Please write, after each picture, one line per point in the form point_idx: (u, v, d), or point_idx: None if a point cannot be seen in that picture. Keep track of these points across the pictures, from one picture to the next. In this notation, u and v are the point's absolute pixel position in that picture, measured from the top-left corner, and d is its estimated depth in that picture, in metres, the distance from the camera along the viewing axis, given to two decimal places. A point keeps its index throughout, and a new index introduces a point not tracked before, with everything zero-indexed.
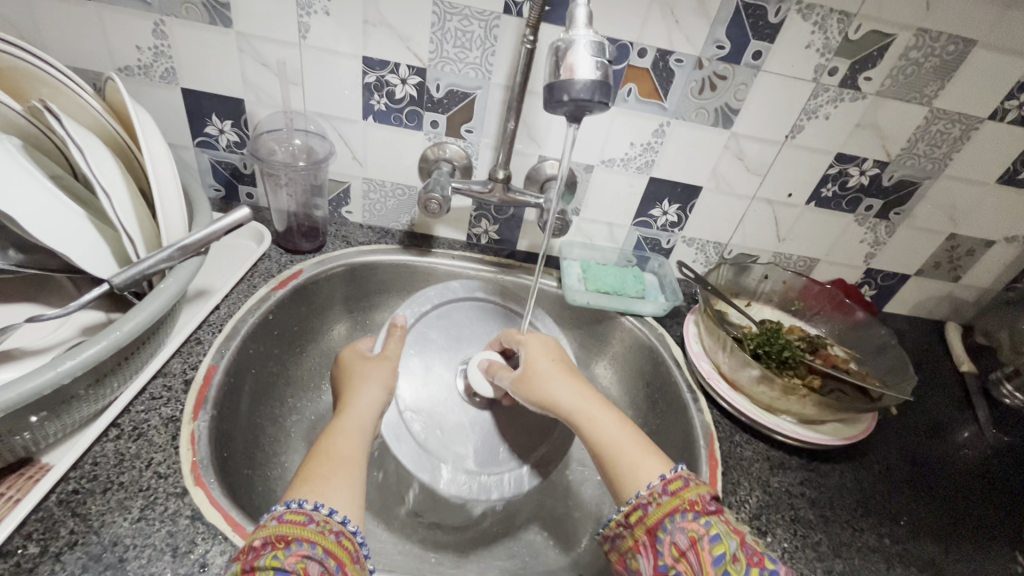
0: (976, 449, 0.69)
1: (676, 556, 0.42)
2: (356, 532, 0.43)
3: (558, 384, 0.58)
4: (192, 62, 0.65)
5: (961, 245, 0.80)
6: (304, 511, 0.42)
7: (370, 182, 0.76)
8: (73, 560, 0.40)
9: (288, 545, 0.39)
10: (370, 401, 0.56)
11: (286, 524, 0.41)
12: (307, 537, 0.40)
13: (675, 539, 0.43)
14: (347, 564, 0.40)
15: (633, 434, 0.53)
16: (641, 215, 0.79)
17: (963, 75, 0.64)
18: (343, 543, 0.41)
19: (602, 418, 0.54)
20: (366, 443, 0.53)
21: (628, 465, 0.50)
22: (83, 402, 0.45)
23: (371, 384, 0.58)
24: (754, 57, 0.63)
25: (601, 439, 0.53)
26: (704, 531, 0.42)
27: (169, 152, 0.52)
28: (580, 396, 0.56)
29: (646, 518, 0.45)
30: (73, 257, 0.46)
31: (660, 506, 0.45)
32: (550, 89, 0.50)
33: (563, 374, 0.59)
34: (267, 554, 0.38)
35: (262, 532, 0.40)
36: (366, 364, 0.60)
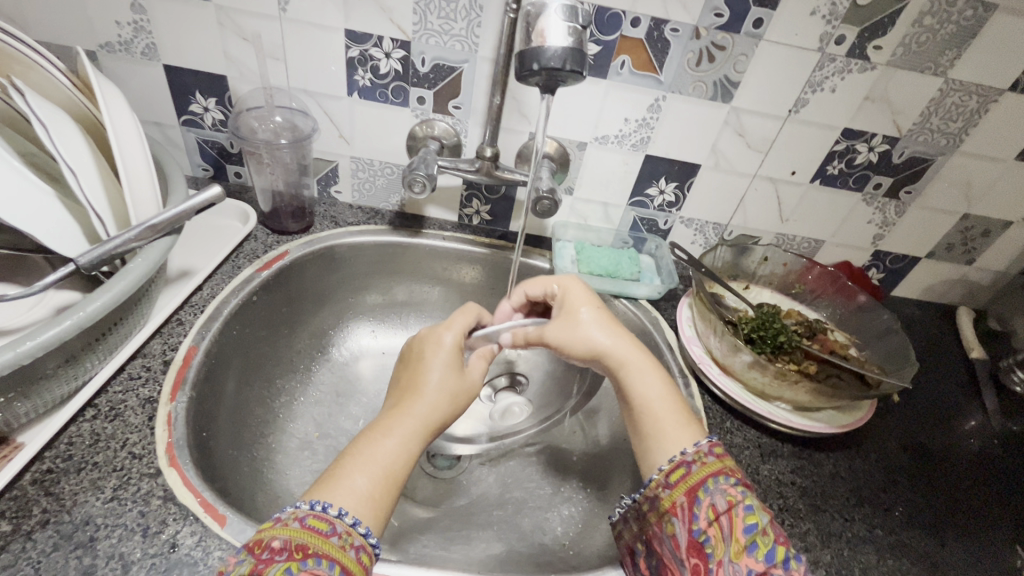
0: (982, 440, 0.66)
1: (711, 519, 0.41)
2: (376, 545, 0.39)
3: (603, 321, 0.55)
4: (170, 37, 0.63)
5: (975, 227, 0.76)
6: (329, 518, 0.38)
7: (358, 161, 0.75)
8: (45, 539, 0.40)
9: (305, 560, 0.35)
10: (422, 416, 0.47)
11: (308, 530, 0.37)
12: (326, 553, 0.36)
13: (713, 501, 0.42)
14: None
15: (674, 397, 0.51)
16: (638, 194, 0.76)
17: (982, 41, 0.59)
18: (361, 559, 0.38)
19: (648, 370, 0.52)
20: (410, 460, 0.45)
21: (673, 426, 0.49)
22: (54, 382, 0.45)
23: (406, 433, 0.45)
24: (754, 25, 0.60)
25: (644, 395, 0.51)
26: (741, 498, 0.42)
27: (137, 127, 0.51)
28: (626, 345, 0.53)
29: (688, 476, 0.44)
30: (39, 234, 0.45)
31: (705, 466, 0.44)
32: (522, 57, 0.47)
33: (606, 324, 0.55)
34: (281, 563, 0.35)
35: (282, 533, 0.37)
36: (428, 364, 0.51)
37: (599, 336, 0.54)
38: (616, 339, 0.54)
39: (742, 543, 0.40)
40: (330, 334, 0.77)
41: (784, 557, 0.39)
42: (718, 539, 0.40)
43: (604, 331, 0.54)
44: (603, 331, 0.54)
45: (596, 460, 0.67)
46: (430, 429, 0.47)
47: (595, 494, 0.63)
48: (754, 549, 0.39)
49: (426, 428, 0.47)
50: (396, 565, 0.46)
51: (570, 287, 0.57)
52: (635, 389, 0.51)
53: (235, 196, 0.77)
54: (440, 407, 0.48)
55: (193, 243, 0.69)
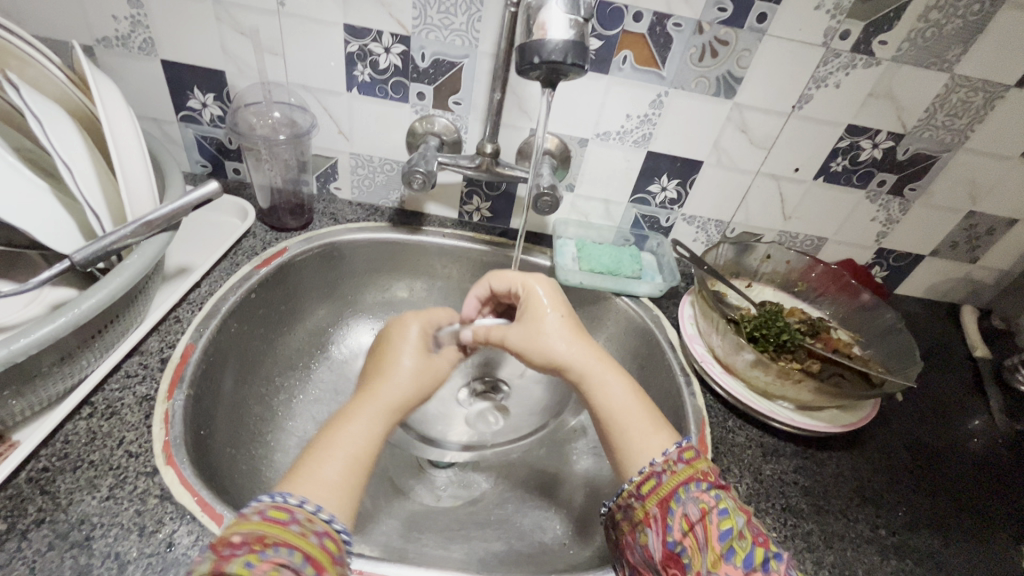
0: (986, 440, 0.65)
1: (685, 530, 0.41)
2: (340, 531, 0.38)
3: (564, 327, 0.52)
4: (168, 32, 0.63)
5: (980, 224, 0.76)
6: (288, 507, 0.37)
7: (357, 158, 0.74)
8: (40, 538, 0.39)
9: (264, 550, 0.34)
10: (392, 400, 0.47)
11: (268, 522, 0.36)
12: (286, 540, 0.35)
13: (686, 511, 0.41)
14: (327, 569, 0.35)
15: (641, 403, 0.49)
16: (639, 191, 0.75)
17: (989, 36, 0.58)
18: (326, 545, 0.37)
19: (610, 380, 0.50)
20: (379, 442, 0.45)
21: (643, 436, 0.47)
22: (50, 380, 0.45)
23: (363, 425, 0.45)
24: (758, 20, 0.59)
25: (607, 403, 0.49)
26: (714, 504, 0.41)
27: (133, 122, 0.50)
28: (587, 352, 0.51)
29: (659, 488, 0.43)
30: (35, 232, 0.45)
31: (676, 474, 0.43)
32: (523, 50, 0.46)
33: (568, 330, 0.52)
34: (239, 558, 0.33)
35: (238, 529, 0.35)
36: (397, 352, 0.52)
37: (559, 342, 0.51)
38: (578, 345, 0.51)
39: (719, 551, 0.39)
40: (330, 331, 0.76)
41: (761, 560, 0.39)
42: (694, 549, 0.40)
43: (566, 338, 0.52)
44: (564, 339, 0.51)
45: (597, 459, 0.66)
46: (401, 411, 0.48)
47: (596, 493, 0.62)
48: (730, 556, 0.39)
49: (397, 410, 0.48)
50: (396, 564, 0.45)
51: (534, 288, 0.56)
52: (599, 399, 0.49)
53: (233, 192, 0.77)
54: (411, 391, 0.49)
55: (191, 240, 0.68)
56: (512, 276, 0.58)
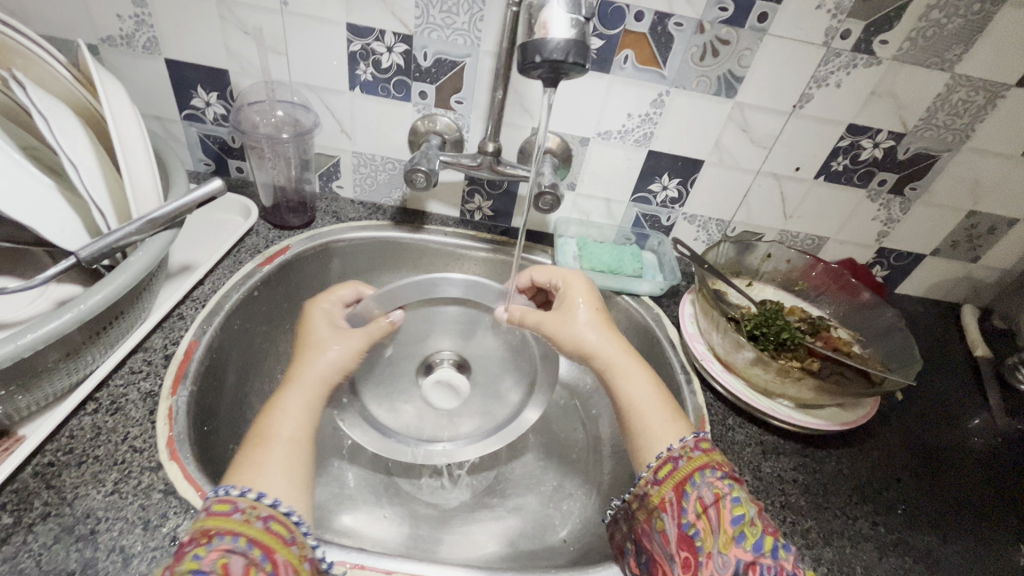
0: (986, 438, 0.65)
1: (699, 513, 0.41)
2: (291, 513, 0.39)
3: (595, 319, 0.55)
4: (172, 31, 0.63)
5: (981, 223, 0.76)
6: (230, 498, 0.37)
7: (360, 157, 0.74)
8: (46, 531, 0.40)
9: (209, 541, 0.34)
10: (319, 375, 0.48)
11: (212, 517, 0.36)
12: (229, 529, 0.35)
13: (700, 494, 0.42)
14: (277, 551, 0.36)
15: (662, 395, 0.51)
16: (640, 190, 0.75)
17: (990, 36, 0.59)
18: (273, 528, 0.37)
19: (636, 370, 0.52)
20: (314, 419, 0.46)
21: (661, 426, 0.48)
22: (56, 375, 0.45)
23: (286, 411, 0.45)
24: (759, 19, 0.59)
25: (630, 391, 0.50)
26: (729, 490, 0.41)
27: (138, 120, 0.51)
28: (614, 344, 0.53)
29: (675, 472, 0.44)
30: (42, 229, 0.45)
31: (692, 460, 0.44)
32: (524, 50, 0.47)
33: (597, 322, 0.55)
34: (187, 554, 0.34)
35: (190, 528, 0.36)
36: (319, 335, 0.51)
37: (590, 331, 0.54)
38: (608, 337, 0.54)
39: (731, 534, 0.39)
40: None
41: (772, 548, 0.39)
42: (707, 531, 0.40)
43: (596, 328, 0.54)
44: (594, 331, 0.54)
45: (598, 457, 0.66)
46: (330, 386, 0.49)
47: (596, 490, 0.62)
48: (742, 539, 0.39)
49: (324, 386, 0.48)
50: (397, 560, 0.45)
51: (572, 284, 0.59)
52: (622, 388, 0.51)
53: (236, 191, 0.77)
54: (335, 369, 0.49)
55: (194, 237, 0.69)
56: (552, 270, 0.61)
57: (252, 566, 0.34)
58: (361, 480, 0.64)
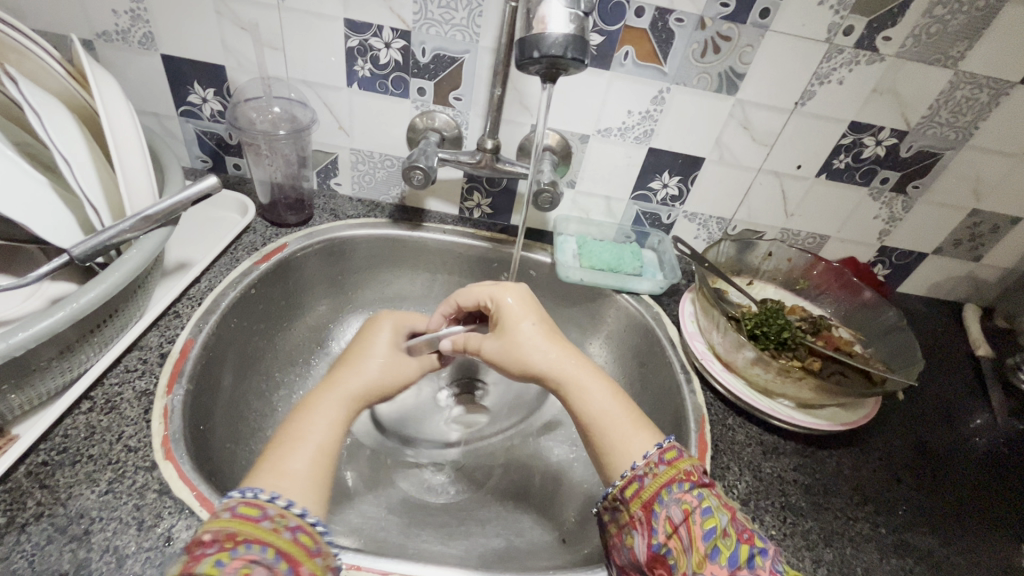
0: (988, 439, 0.65)
1: (669, 532, 0.41)
2: (317, 523, 0.38)
3: (539, 334, 0.52)
4: (168, 27, 0.63)
5: (984, 222, 0.75)
6: (258, 504, 0.37)
7: (358, 153, 0.74)
8: (39, 531, 0.40)
9: (235, 548, 0.34)
10: (358, 389, 0.49)
11: (237, 519, 0.36)
12: (257, 537, 0.35)
13: (669, 513, 0.41)
14: (302, 564, 0.36)
15: (624, 405, 0.49)
16: (640, 188, 0.75)
17: (996, 32, 0.58)
18: (300, 540, 0.37)
19: (591, 385, 0.50)
20: (345, 428, 0.47)
21: (630, 438, 0.47)
22: (49, 373, 0.45)
23: (321, 414, 0.46)
24: (761, 15, 0.58)
25: (589, 408, 0.49)
26: (697, 504, 0.41)
27: (132, 116, 0.50)
28: (565, 360, 0.51)
29: (642, 492, 0.43)
30: (36, 227, 0.45)
31: (657, 477, 0.43)
32: (523, 45, 0.46)
33: (544, 338, 0.52)
34: (210, 557, 0.33)
35: (213, 525, 0.35)
36: (368, 349, 0.53)
37: (536, 351, 0.51)
38: (555, 351, 0.52)
39: (703, 552, 0.40)
40: (330, 328, 0.76)
41: (748, 558, 0.40)
42: (680, 550, 0.40)
43: (543, 347, 0.52)
44: (542, 347, 0.52)
45: None
46: (364, 403, 0.50)
47: (595, 490, 0.62)
48: (714, 555, 0.39)
49: (361, 401, 0.49)
50: (394, 560, 0.45)
51: (504, 301, 0.55)
52: (580, 406, 0.49)
53: (234, 188, 0.76)
54: (377, 385, 0.51)
55: (191, 234, 0.68)
56: (479, 290, 0.57)
57: None
58: (359, 479, 0.64)
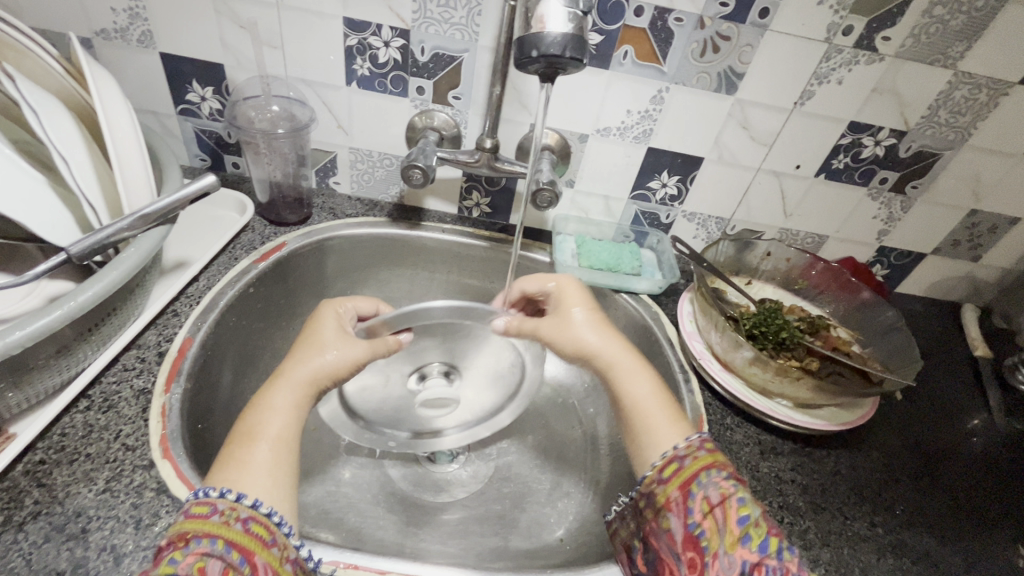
0: (985, 439, 0.65)
1: (704, 513, 0.41)
2: (272, 513, 0.38)
3: (592, 320, 0.54)
4: (167, 25, 0.63)
5: (982, 222, 0.75)
6: (209, 500, 0.37)
7: (356, 152, 0.74)
8: (36, 530, 0.40)
9: (187, 545, 0.34)
10: (306, 377, 0.46)
11: (190, 519, 0.36)
12: (207, 532, 0.35)
13: (706, 494, 0.41)
14: (256, 554, 0.35)
15: (665, 396, 0.50)
16: (639, 188, 0.75)
17: (994, 32, 0.58)
18: (253, 530, 0.36)
19: (638, 372, 0.51)
20: (302, 419, 0.45)
21: (660, 427, 0.47)
22: (47, 372, 0.45)
23: (278, 410, 0.44)
24: (760, 15, 0.58)
25: (635, 394, 0.50)
26: (733, 490, 0.41)
27: (130, 114, 0.50)
28: (615, 346, 0.52)
29: (681, 472, 0.44)
30: (34, 226, 0.45)
31: (697, 460, 0.44)
32: (522, 44, 0.46)
33: (597, 324, 0.54)
34: (164, 557, 0.33)
35: (166, 530, 0.35)
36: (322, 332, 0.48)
37: (589, 334, 0.53)
38: (607, 336, 0.53)
39: (735, 535, 0.39)
40: None
41: (777, 548, 0.38)
42: (713, 532, 0.39)
43: (595, 331, 0.53)
44: (594, 331, 0.53)
45: (594, 455, 0.66)
46: (316, 389, 0.47)
47: (593, 489, 0.62)
48: (747, 540, 0.38)
49: (312, 388, 0.46)
50: (391, 559, 0.45)
51: (567, 288, 0.57)
52: (625, 389, 0.50)
53: (232, 187, 0.76)
54: (329, 374, 0.47)
55: (189, 233, 0.68)
56: (544, 278, 0.59)
57: (230, 570, 0.34)
58: (357, 478, 0.64)
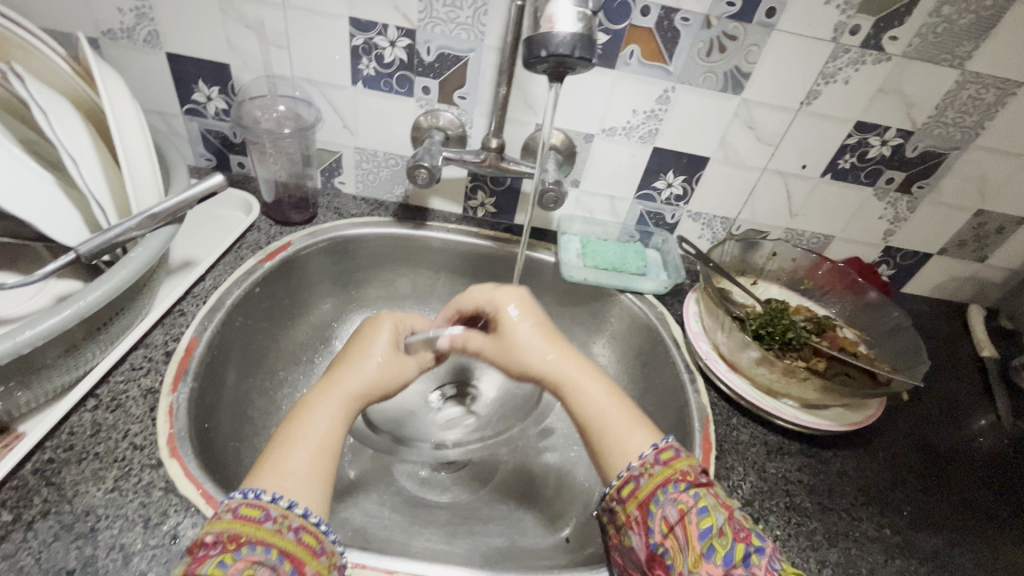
0: (992, 440, 0.65)
1: (665, 532, 0.41)
2: (320, 522, 0.38)
3: (536, 334, 0.52)
4: (173, 25, 0.63)
5: (989, 223, 0.75)
6: (261, 504, 0.37)
7: (362, 152, 0.74)
8: (45, 529, 0.40)
9: (239, 550, 0.34)
10: (355, 388, 0.47)
11: (240, 520, 0.36)
12: (260, 539, 0.35)
13: (664, 513, 0.41)
14: (306, 564, 0.36)
15: (623, 404, 0.49)
16: (644, 188, 0.75)
17: (1003, 31, 0.58)
18: (303, 540, 0.37)
19: (590, 385, 0.49)
20: (345, 426, 0.45)
21: (622, 440, 0.46)
22: (55, 370, 0.45)
23: (324, 414, 0.44)
24: (767, 14, 0.58)
25: (587, 408, 0.49)
26: (693, 504, 0.41)
27: (138, 113, 0.50)
28: (561, 360, 0.51)
29: (637, 491, 0.43)
30: (42, 225, 0.45)
31: (652, 478, 0.43)
32: (530, 43, 0.46)
33: (542, 339, 0.52)
34: (214, 559, 0.34)
35: (216, 527, 0.36)
36: (370, 344, 0.51)
37: (531, 350, 0.51)
38: (555, 352, 0.51)
39: (699, 551, 0.39)
40: (333, 326, 0.76)
41: (742, 555, 0.39)
42: (676, 550, 0.40)
43: (539, 346, 0.51)
44: (539, 348, 0.51)
45: None
46: (362, 403, 0.48)
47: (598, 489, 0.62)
48: (710, 555, 0.39)
49: (360, 398, 0.47)
50: (399, 559, 0.45)
51: (503, 303, 0.54)
52: (577, 406, 0.49)
53: (238, 186, 0.77)
54: (375, 386, 0.48)
55: (195, 233, 0.68)
56: (479, 292, 0.56)
57: None
58: (362, 477, 0.64)
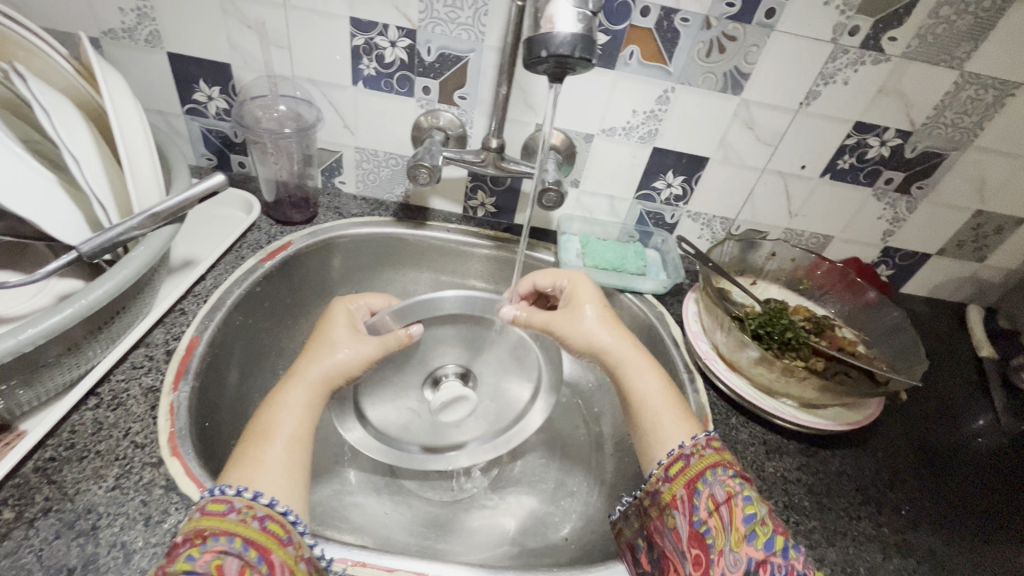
0: (991, 439, 0.65)
1: (711, 510, 0.41)
2: (287, 511, 0.39)
3: (602, 318, 0.55)
4: (175, 25, 0.63)
5: (988, 223, 0.75)
6: (225, 498, 0.37)
7: (362, 152, 0.74)
8: (47, 526, 0.40)
9: (205, 542, 0.34)
10: (318, 376, 0.47)
11: (206, 516, 0.36)
12: (225, 530, 0.35)
13: (712, 492, 0.42)
14: (273, 552, 0.36)
15: (672, 393, 0.51)
16: (644, 188, 0.75)
17: (1001, 32, 0.58)
18: (269, 528, 0.37)
19: (647, 370, 0.51)
20: (314, 417, 0.46)
21: (666, 426, 0.48)
22: (57, 369, 0.45)
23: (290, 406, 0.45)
24: (767, 15, 0.58)
25: (642, 392, 0.50)
26: (739, 489, 0.42)
27: (139, 113, 0.50)
28: (623, 343, 0.53)
29: (687, 469, 0.44)
30: (44, 223, 0.45)
31: (704, 457, 0.44)
32: (530, 44, 0.46)
33: (606, 323, 0.54)
34: (181, 554, 0.34)
35: (184, 526, 0.36)
36: (334, 330, 0.51)
37: (598, 331, 0.53)
38: (617, 334, 0.53)
39: (741, 532, 0.39)
40: None
41: (783, 546, 0.39)
42: (719, 530, 0.40)
43: (602, 328, 0.54)
44: (604, 327, 0.54)
45: (599, 454, 0.66)
46: (330, 388, 0.48)
47: (597, 488, 0.62)
48: (753, 538, 0.39)
49: (324, 386, 0.47)
50: (399, 557, 0.45)
51: (578, 286, 0.57)
52: (631, 387, 0.51)
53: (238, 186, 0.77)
54: (338, 373, 0.48)
55: (195, 232, 0.68)
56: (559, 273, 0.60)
57: (248, 568, 0.34)
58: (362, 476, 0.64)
